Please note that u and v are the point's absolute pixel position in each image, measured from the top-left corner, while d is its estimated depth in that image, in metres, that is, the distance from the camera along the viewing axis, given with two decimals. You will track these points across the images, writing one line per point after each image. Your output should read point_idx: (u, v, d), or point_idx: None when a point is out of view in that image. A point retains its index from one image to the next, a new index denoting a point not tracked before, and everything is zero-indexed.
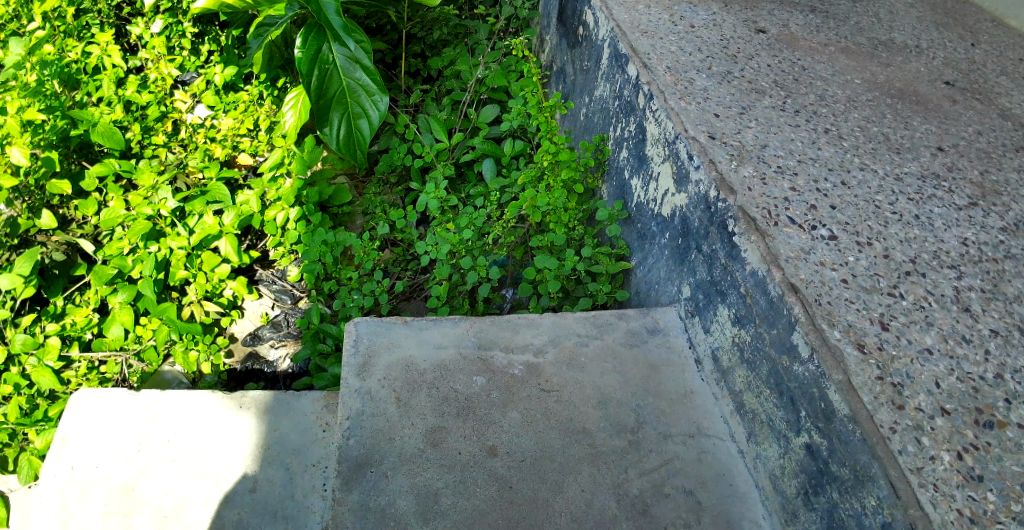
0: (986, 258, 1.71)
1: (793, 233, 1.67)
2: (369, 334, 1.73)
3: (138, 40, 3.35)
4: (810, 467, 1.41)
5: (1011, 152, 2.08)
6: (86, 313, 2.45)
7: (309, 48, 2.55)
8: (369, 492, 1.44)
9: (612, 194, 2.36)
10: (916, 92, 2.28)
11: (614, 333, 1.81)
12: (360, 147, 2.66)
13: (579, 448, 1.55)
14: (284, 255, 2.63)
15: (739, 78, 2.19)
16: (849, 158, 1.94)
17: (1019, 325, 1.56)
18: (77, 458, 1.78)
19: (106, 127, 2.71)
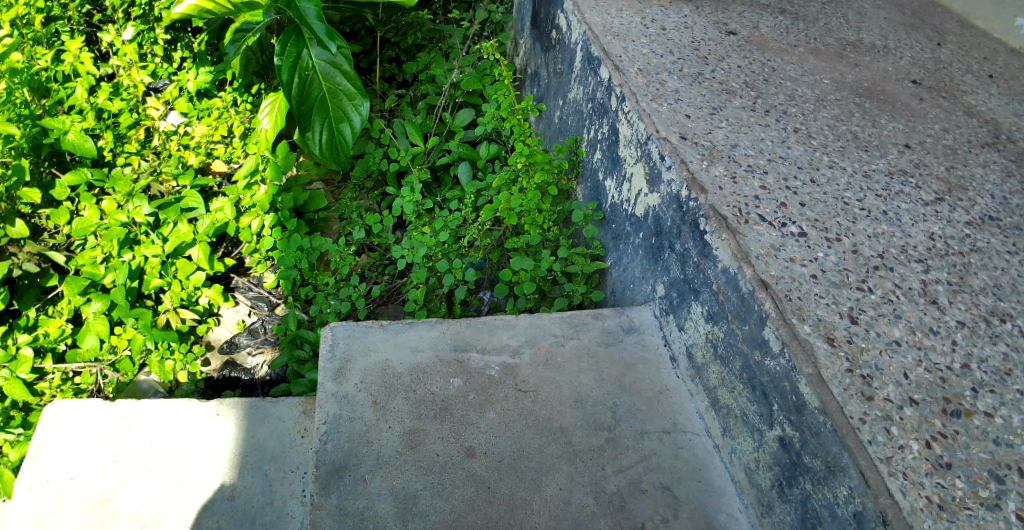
0: (952, 251, 1.75)
1: (764, 230, 1.70)
2: (345, 339, 1.72)
3: (109, 48, 3.33)
4: (783, 459, 1.43)
5: (977, 148, 2.13)
6: (59, 324, 2.41)
7: (289, 56, 2.58)
8: (348, 496, 1.43)
9: (587, 196, 2.38)
10: (884, 90, 2.33)
11: (590, 332, 1.83)
12: (343, 151, 2.65)
13: (557, 446, 1.56)
14: (260, 262, 2.66)
15: (710, 79, 2.22)
16: (818, 156, 1.98)
17: (984, 316, 1.59)
18: (52, 471, 1.76)
19: (77, 135, 2.69)
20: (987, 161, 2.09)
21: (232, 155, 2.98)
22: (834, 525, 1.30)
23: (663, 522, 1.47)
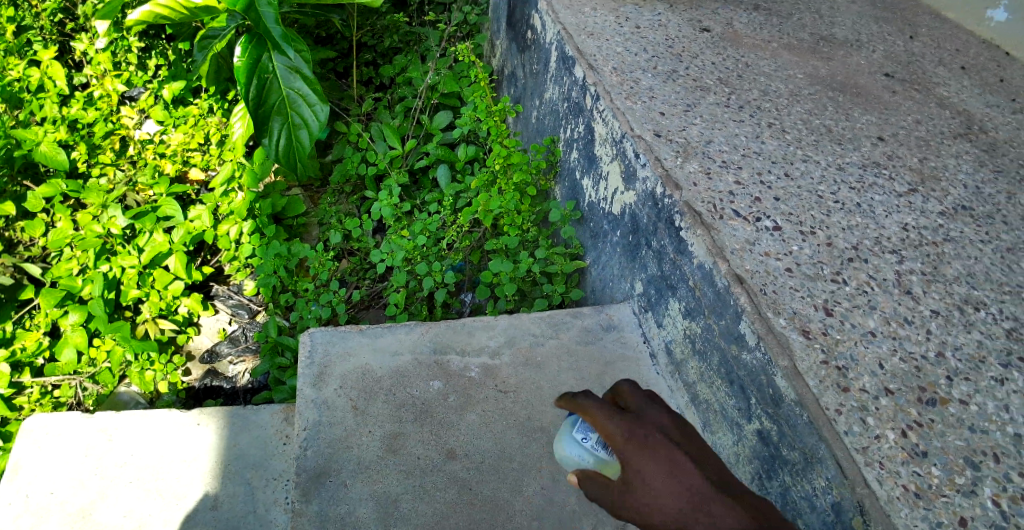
0: (925, 241, 1.77)
1: (738, 225, 1.71)
2: (324, 344, 1.71)
3: (82, 57, 3.30)
4: (762, 452, 1.44)
5: (949, 139, 2.16)
6: (36, 337, 2.37)
7: (249, 57, 2.54)
8: (329, 502, 1.43)
9: (565, 195, 2.39)
10: (857, 84, 2.35)
11: (569, 331, 1.83)
12: (299, 157, 2.64)
13: (538, 446, 1.56)
14: (239, 270, 2.62)
15: (684, 76, 2.23)
16: (792, 151, 1.99)
17: (958, 305, 1.61)
18: (32, 486, 1.73)
19: (50, 147, 2.66)
20: (959, 151, 2.11)
21: (209, 163, 2.95)
22: (813, 516, 1.31)
23: None
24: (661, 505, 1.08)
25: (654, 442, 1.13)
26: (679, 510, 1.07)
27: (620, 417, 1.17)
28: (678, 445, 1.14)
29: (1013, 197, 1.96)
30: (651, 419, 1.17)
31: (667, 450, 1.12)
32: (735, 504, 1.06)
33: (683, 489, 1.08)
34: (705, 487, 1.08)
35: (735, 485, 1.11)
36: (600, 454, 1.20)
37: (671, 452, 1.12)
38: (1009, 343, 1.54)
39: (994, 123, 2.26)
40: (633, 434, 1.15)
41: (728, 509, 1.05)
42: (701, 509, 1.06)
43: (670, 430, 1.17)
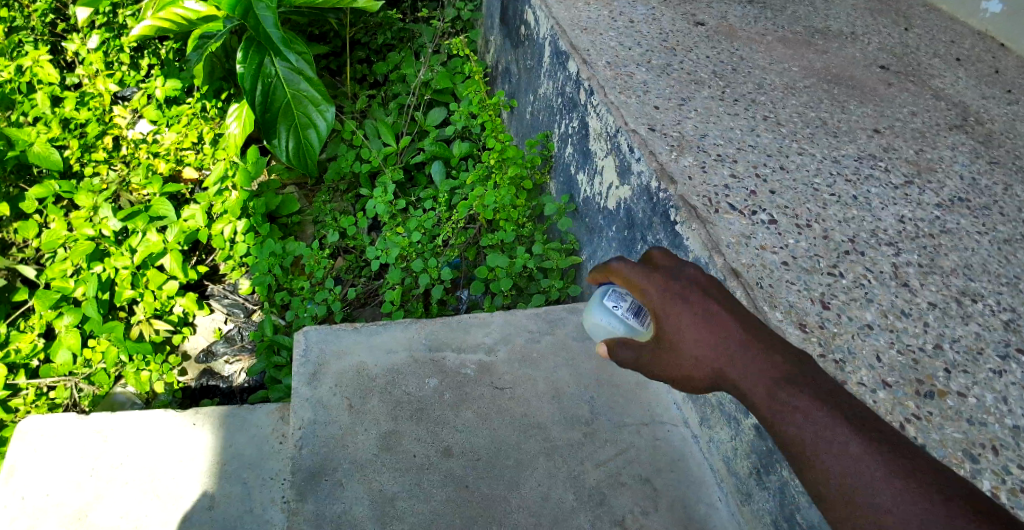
0: (922, 233, 1.77)
1: (734, 219, 1.70)
2: (319, 343, 1.71)
3: (75, 57, 3.29)
4: (760, 447, 1.44)
5: (945, 131, 2.15)
6: (31, 338, 2.36)
7: (251, 62, 2.52)
8: (325, 501, 1.42)
9: (560, 190, 2.40)
10: (852, 76, 2.34)
11: (566, 327, 1.82)
12: (311, 157, 2.64)
13: (535, 443, 1.56)
14: (234, 268, 2.62)
15: (678, 70, 2.22)
16: (787, 144, 1.98)
17: (955, 297, 1.61)
18: (27, 488, 1.72)
19: (42, 147, 2.64)
20: (955, 143, 2.10)
21: (203, 162, 2.94)
22: (811, 510, 1.31)
23: (643, 514, 1.48)
24: (699, 352, 1.17)
25: (688, 291, 1.22)
26: (712, 356, 1.16)
27: (653, 270, 1.25)
28: (714, 297, 1.21)
29: (1009, 189, 1.95)
30: (686, 274, 1.24)
31: (701, 299, 1.21)
32: (769, 348, 1.15)
33: (717, 336, 1.17)
34: (736, 331, 1.17)
35: (766, 329, 1.20)
36: (630, 321, 1.31)
37: (704, 300, 1.21)
38: (1007, 334, 1.54)
39: (989, 115, 2.26)
40: (669, 288, 1.22)
41: (763, 354, 1.15)
42: (734, 353, 1.15)
43: (703, 279, 1.25)
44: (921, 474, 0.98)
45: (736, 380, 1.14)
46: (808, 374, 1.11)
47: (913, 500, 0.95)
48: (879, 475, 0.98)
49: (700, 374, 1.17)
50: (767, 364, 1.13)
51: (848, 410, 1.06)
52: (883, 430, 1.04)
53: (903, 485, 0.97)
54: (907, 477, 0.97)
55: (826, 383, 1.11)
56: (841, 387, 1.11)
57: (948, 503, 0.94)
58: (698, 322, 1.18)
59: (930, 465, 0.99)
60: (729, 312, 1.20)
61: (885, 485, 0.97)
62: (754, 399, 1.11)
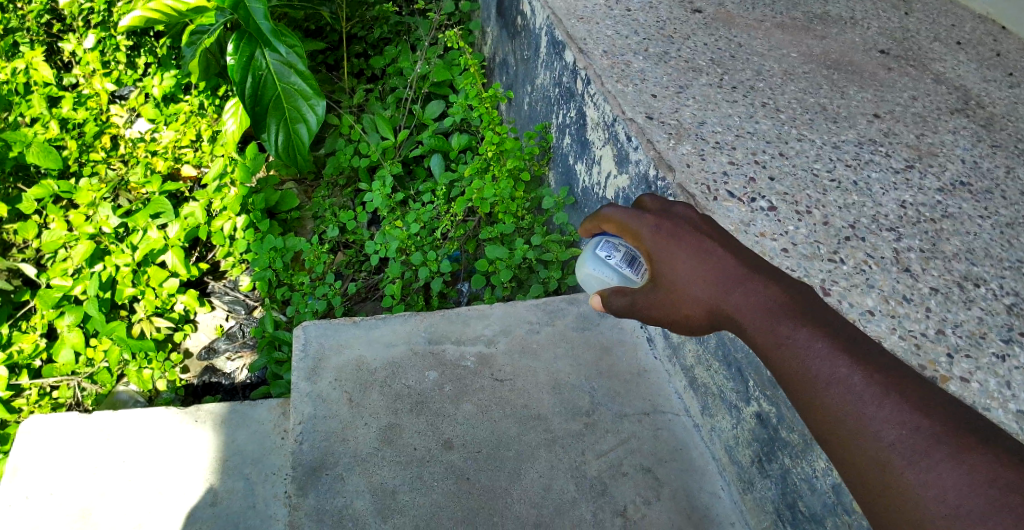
0: (923, 218, 1.75)
1: (733, 206, 1.70)
2: (318, 338, 1.70)
3: (71, 57, 3.28)
4: (762, 435, 1.44)
5: (946, 115, 2.13)
6: (33, 339, 2.37)
7: (242, 54, 2.52)
8: (326, 495, 1.42)
9: (559, 180, 2.39)
10: (851, 61, 2.32)
11: (565, 318, 1.81)
12: (300, 152, 2.64)
13: (536, 434, 1.55)
14: (234, 265, 2.64)
15: (675, 58, 2.20)
16: (786, 130, 1.97)
17: (958, 281, 1.60)
18: (31, 487, 1.72)
19: (40, 146, 2.63)
20: (957, 126, 2.09)
21: (201, 160, 2.93)
22: (814, 498, 1.32)
23: (646, 503, 1.47)
24: (694, 286, 1.21)
25: (682, 233, 1.28)
26: (707, 291, 1.20)
27: (648, 214, 1.32)
28: (709, 237, 1.27)
29: (1012, 172, 1.94)
30: (680, 217, 1.31)
31: (695, 239, 1.26)
32: (763, 280, 1.18)
33: (710, 272, 1.22)
34: (730, 267, 1.21)
35: (764, 265, 1.23)
36: (623, 270, 1.41)
37: (700, 240, 1.26)
38: (1010, 319, 1.53)
39: (991, 98, 2.24)
40: (663, 229, 1.29)
41: (756, 287, 1.18)
42: (728, 287, 1.19)
43: (700, 224, 1.31)
44: (907, 391, 0.99)
45: (730, 313, 1.18)
46: (802, 303, 1.14)
47: (898, 416, 0.96)
48: (865, 393, 1.00)
49: (696, 310, 1.22)
50: (763, 298, 1.16)
51: (840, 335, 1.08)
52: (874, 352, 1.06)
53: (888, 400, 0.98)
54: (891, 394, 0.99)
55: (822, 312, 1.13)
56: (837, 316, 1.14)
57: (933, 417, 0.95)
58: (692, 260, 1.23)
59: (918, 385, 1.00)
60: (726, 250, 1.25)
61: (870, 401, 0.98)
62: (749, 331, 1.15)
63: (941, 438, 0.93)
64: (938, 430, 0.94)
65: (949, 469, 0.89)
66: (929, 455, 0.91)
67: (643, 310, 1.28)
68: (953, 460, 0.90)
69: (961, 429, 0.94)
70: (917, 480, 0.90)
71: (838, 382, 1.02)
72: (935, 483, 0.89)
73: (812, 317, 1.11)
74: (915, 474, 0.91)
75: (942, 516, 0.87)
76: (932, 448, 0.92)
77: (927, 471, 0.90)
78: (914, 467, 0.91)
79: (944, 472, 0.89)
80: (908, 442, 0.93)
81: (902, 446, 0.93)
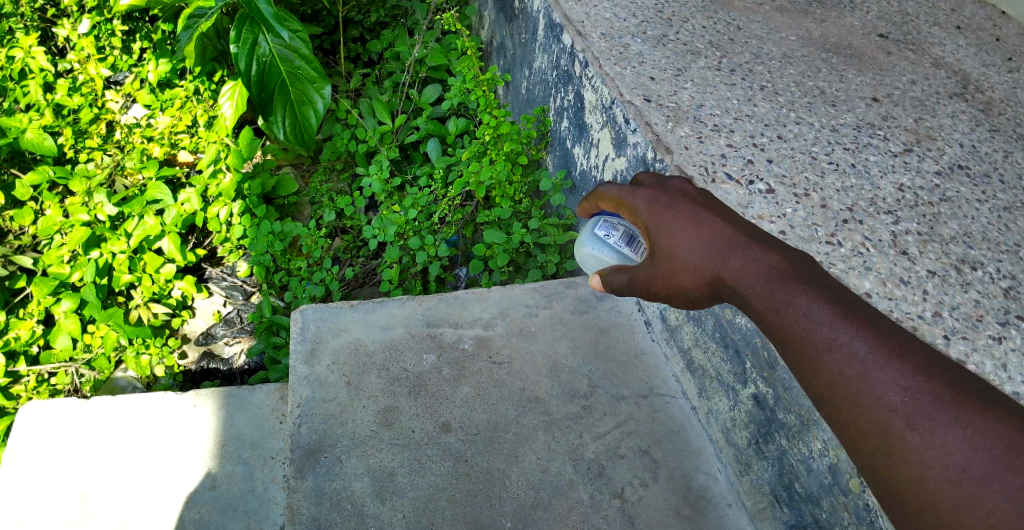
0: (921, 202, 1.75)
1: (731, 189, 1.70)
2: (316, 322, 1.70)
3: (67, 42, 3.24)
4: (759, 417, 1.45)
5: (945, 99, 2.12)
6: (30, 326, 2.36)
7: (245, 42, 2.49)
8: (324, 478, 1.42)
9: (556, 164, 2.39)
10: (850, 45, 2.31)
11: (563, 301, 1.81)
12: (309, 134, 2.66)
13: (533, 416, 1.56)
14: (232, 251, 2.62)
15: (674, 41, 2.19)
16: (784, 113, 1.96)
17: (955, 264, 1.60)
18: (31, 472, 1.72)
19: (35, 134, 2.61)
20: (955, 110, 2.08)
21: (198, 145, 2.92)
22: (810, 479, 1.32)
23: (643, 485, 1.48)
24: (694, 256, 1.22)
25: (679, 205, 1.28)
26: (707, 260, 1.21)
27: (643, 188, 1.33)
28: (706, 208, 1.27)
29: (1009, 156, 1.94)
30: (673, 187, 1.32)
31: (693, 209, 1.27)
32: (762, 247, 1.18)
33: (710, 241, 1.22)
34: (729, 237, 1.21)
35: (762, 233, 1.23)
36: (621, 250, 1.41)
37: (698, 211, 1.27)
38: (1006, 302, 1.53)
39: (990, 82, 2.23)
40: (659, 201, 1.30)
41: (756, 254, 1.18)
42: (727, 256, 1.20)
43: (696, 196, 1.31)
44: (908, 355, 0.99)
45: (730, 282, 1.19)
46: (801, 269, 1.14)
47: (900, 380, 0.96)
48: (865, 356, 1.00)
49: (696, 280, 1.22)
50: (761, 264, 1.16)
51: (840, 301, 1.08)
52: (874, 316, 1.06)
53: (890, 364, 0.98)
54: (893, 357, 0.99)
55: (821, 278, 1.13)
56: (837, 282, 1.14)
57: (934, 381, 0.95)
58: (691, 231, 1.24)
59: (919, 348, 1.01)
60: (723, 220, 1.25)
61: (871, 365, 0.99)
62: (749, 299, 1.15)
63: (943, 402, 0.93)
64: (940, 393, 0.94)
65: (953, 432, 0.90)
66: (931, 418, 0.92)
67: (642, 283, 1.28)
68: (956, 423, 0.91)
69: (963, 393, 0.94)
70: (920, 443, 0.91)
71: (839, 347, 1.02)
72: (938, 447, 0.90)
73: (812, 283, 1.11)
74: (918, 438, 0.92)
75: (945, 480, 0.88)
76: (936, 411, 0.92)
77: (930, 435, 0.91)
78: (916, 431, 0.92)
79: (947, 436, 0.90)
80: (909, 405, 0.94)
81: (905, 409, 0.94)
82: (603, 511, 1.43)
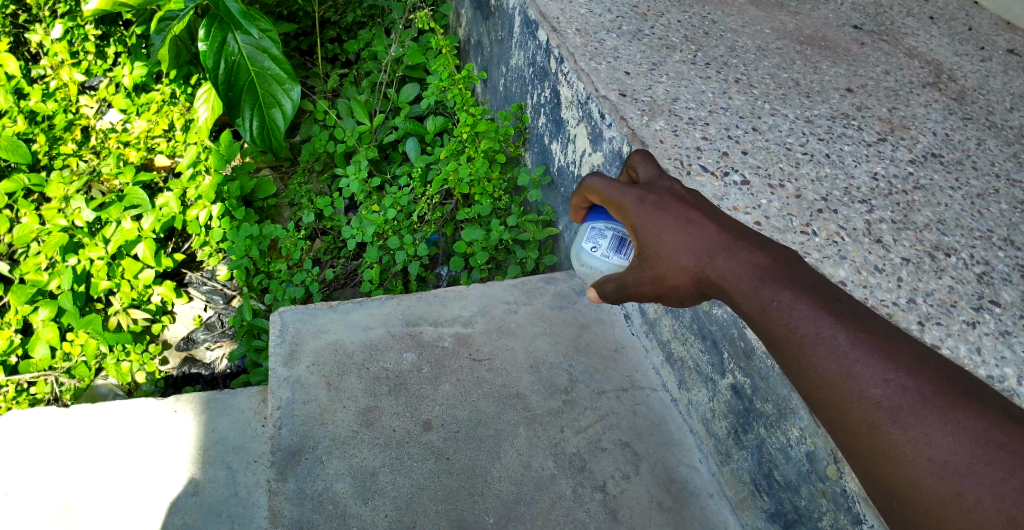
0: (895, 190, 1.77)
1: (707, 181, 1.71)
2: (295, 323, 1.69)
3: (39, 48, 3.18)
4: (737, 406, 1.46)
5: (918, 89, 2.15)
6: (7, 335, 2.33)
7: (213, 40, 2.49)
8: (305, 479, 1.42)
9: (535, 160, 2.39)
10: (825, 37, 2.33)
11: (543, 297, 1.82)
12: (276, 138, 2.62)
13: (514, 412, 1.56)
14: (211, 255, 2.56)
15: (649, 35, 2.20)
16: (759, 105, 1.98)
17: (929, 251, 1.61)
18: (10, 483, 1.70)
19: (8, 140, 2.59)
20: (929, 100, 2.10)
21: (175, 149, 2.90)
22: (789, 466, 1.34)
23: (625, 478, 1.49)
24: (681, 254, 1.21)
25: (667, 204, 1.27)
26: (694, 258, 1.20)
27: (630, 186, 1.33)
28: (693, 206, 1.27)
29: (982, 144, 1.96)
30: (660, 186, 1.32)
31: (679, 209, 1.26)
32: (747, 246, 1.18)
33: (695, 240, 1.22)
34: (714, 235, 1.21)
35: (748, 231, 1.23)
36: (609, 260, 1.42)
37: (684, 210, 1.26)
38: (980, 287, 1.55)
39: (963, 72, 2.26)
40: (646, 200, 1.29)
41: (743, 252, 1.18)
42: (714, 253, 1.19)
43: (683, 194, 1.31)
44: (892, 351, 1.00)
45: (717, 280, 1.18)
46: (787, 267, 1.14)
47: (885, 375, 0.97)
48: (851, 352, 1.00)
49: (683, 278, 1.22)
50: (749, 262, 1.16)
51: (826, 298, 1.08)
52: (859, 313, 1.06)
53: (875, 361, 0.98)
54: (878, 354, 0.99)
55: (807, 276, 1.13)
56: (822, 279, 1.14)
57: (918, 375, 0.96)
58: (678, 229, 1.23)
59: (904, 344, 1.01)
60: (709, 219, 1.24)
61: (856, 362, 0.99)
62: (736, 297, 1.15)
63: (927, 396, 0.93)
64: (924, 389, 0.94)
65: (936, 427, 0.91)
66: (916, 412, 0.92)
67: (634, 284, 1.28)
68: (940, 418, 0.91)
69: (948, 388, 0.94)
70: (904, 437, 0.92)
71: (825, 343, 1.02)
72: (923, 441, 0.91)
73: (798, 280, 1.11)
74: (903, 432, 0.92)
75: (930, 472, 0.88)
76: (920, 406, 0.93)
77: (914, 429, 0.92)
78: (900, 425, 0.93)
79: (931, 430, 0.91)
80: (895, 400, 0.94)
81: (889, 404, 0.94)
82: (585, 505, 1.43)
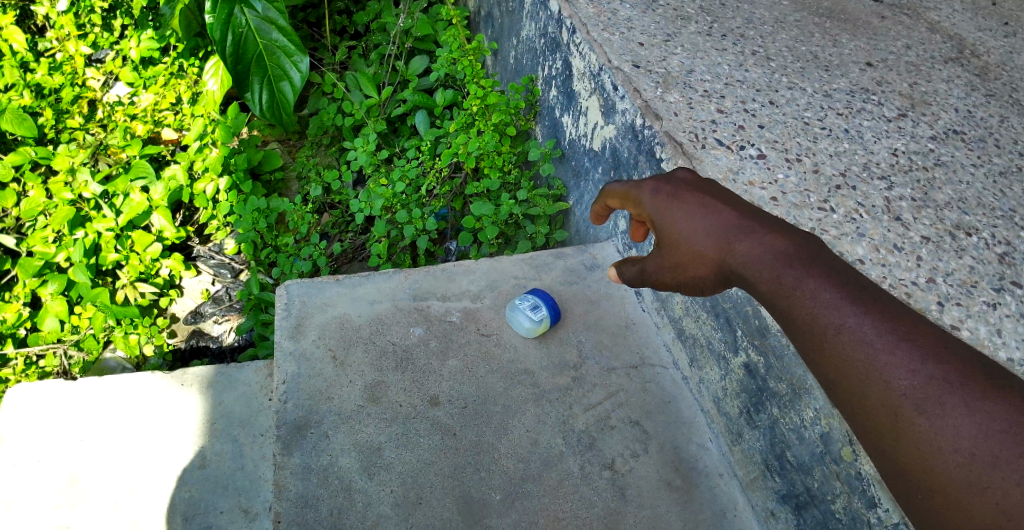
0: (916, 166, 1.72)
1: (722, 154, 1.67)
2: (301, 296, 1.67)
3: (45, 21, 3.14)
4: (750, 385, 1.43)
5: (940, 63, 2.08)
6: (16, 308, 2.33)
7: (221, 11, 2.44)
8: (311, 453, 1.40)
9: (545, 134, 2.35)
10: (845, 10, 2.25)
11: (552, 272, 1.80)
12: (285, 111, 2.58)
13: (522, 388, 1.54)
14: (220, 228, 2.61)
15: (664, 6, 2.14)
16: (777, 78, 1.92)
17: (949, 230, 1.57)
18: (19, 455, 1.68)
19: (15, 113, 2.56)
20: (951, 75, 2.04)
21: (182, 122, 2.84)
22: (802, 448, 1.31)
23: (633, 456, 1.47)
24: (698, 242, 1.18)
25: (683, 194, 1.24)
26: (712, 245, 1.17)
27: (644, 178, 1.30)
28: (711, 194, 1.23)
29: (1006, 121, 1.90)
30: (675, 175, 1.29)
31: (694, 196, 1.22)
32: (766, 230, 1.14)
33: (711, 226, 1.18)
34: (732, 218, 1.17)
35: (765, 214, 1.19)
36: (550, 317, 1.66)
37: (700, 197, 1.23)
38: (1002, 267, 1.50)
39: (986, 47, 2.19)
40: (660, 189, 1.26)
41: (762, 237, 1.13)
42: (733, 239, 1.15)
43: (699, 182, 1.27)
44: (917, 339, 0.96)
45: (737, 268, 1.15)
46: (807, 252, 1.10)
47: (911, 363, 0.93)
48: (876, 339, 0.96)
49: (702, 267, 1.19)
50: (767, 247, 1.12)
51: (848, 283, 1.04)
52: (883, 299, 1.02)
53: (900, 347, 0.95)
54: (903, 341, 0.95)
55: (828, 258, 1.09)
56: (845, 263, 1.09)
57: (944, 364, 0.92)
58: (694, 216, 1.20)
59: (929, 331, 0.97)
60: (727, 205, 1.20)
61: (881, 349, 0.95)
62: (756, 284, 1.11)
63: (955, 385, 0.90)
64: (951, 378, 0.91)
65: (963, 417, 0.87)
66: (942, 402, 0.89)
67: (652, 275, 1.27)
68: (966, 408, 0.88)
69: (976, 376, 0.91)
70: (929, 428, 0.88)
71: (847, 330, 0.98)
72: (949, 432, 0.87)
73: (818, 263, 1.07)
74: (928, 423, 0.89)
75: (956, 465, 0.85)
76: (947, 395, 0.89)
77: (940, 420, 0.88)
78: (926, 415, 0.89)
79: (959, 421, 0.87)
80: (921, 391, 0.91)
81: (915, 394, 0.91)
82: (592, 483, 1.42)
